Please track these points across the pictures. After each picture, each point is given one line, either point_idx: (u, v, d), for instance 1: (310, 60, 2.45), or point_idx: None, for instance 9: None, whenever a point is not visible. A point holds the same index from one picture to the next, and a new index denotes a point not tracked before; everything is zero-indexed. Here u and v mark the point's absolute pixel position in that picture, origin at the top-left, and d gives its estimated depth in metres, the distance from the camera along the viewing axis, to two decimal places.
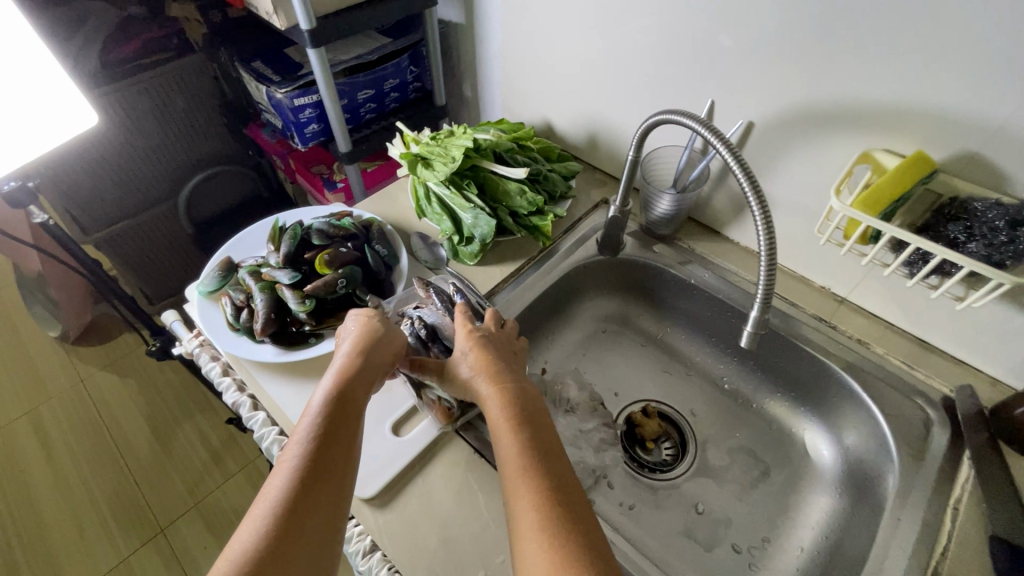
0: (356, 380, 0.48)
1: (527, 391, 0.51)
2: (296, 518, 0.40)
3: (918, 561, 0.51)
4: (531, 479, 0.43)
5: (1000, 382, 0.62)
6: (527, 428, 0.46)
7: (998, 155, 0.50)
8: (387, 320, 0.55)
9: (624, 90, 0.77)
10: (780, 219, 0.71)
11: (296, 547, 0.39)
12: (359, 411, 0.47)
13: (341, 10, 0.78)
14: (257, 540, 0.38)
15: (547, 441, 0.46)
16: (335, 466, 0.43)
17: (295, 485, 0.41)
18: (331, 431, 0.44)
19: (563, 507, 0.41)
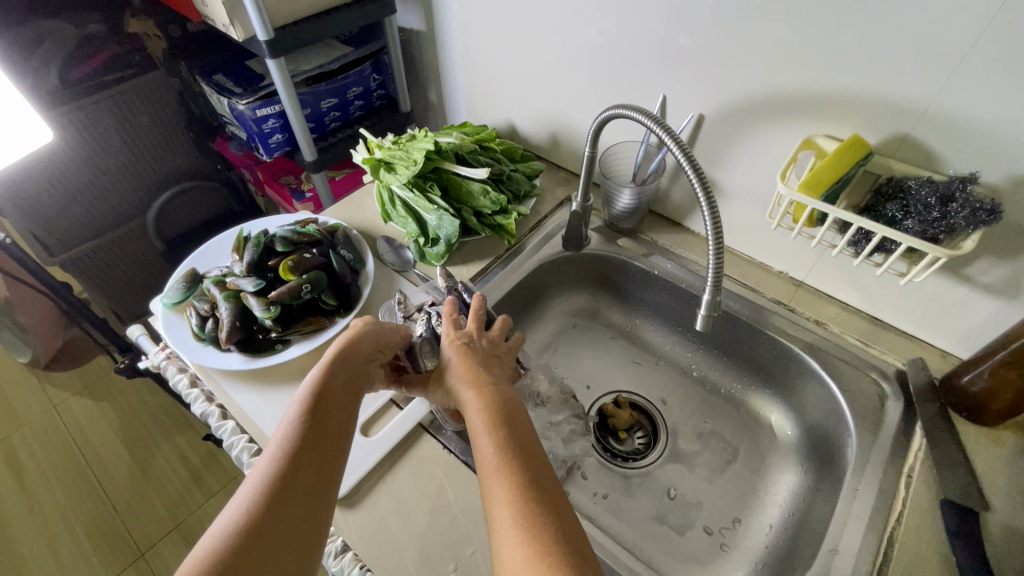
0: (342, 372, 0.49)
1: (509, 393, 0.49)
2: (277, 502, 0.39)
3: (874, 528, 0.53)
4: (510, 470, 0.41)
5: (949, 354, 0.65)
6: (506, 423, 0.46)
7: (927, 135, 0.53)
8: (375, 321, 0.55)
9: (581, 90, 0.79)
10: (735, 208, 0.74)
11: (278, 530, 0.38)
12: (344, 402, 0.47)
13: (299, 20, 0.79)
14: (237, 521, 0.38)
15: (526, 436, 0.45)
16: (319, 453, 0.43)
17: (277, 469, 0.41)
18: (317, 419, 0.45)
19: (545, 503, 0.40)
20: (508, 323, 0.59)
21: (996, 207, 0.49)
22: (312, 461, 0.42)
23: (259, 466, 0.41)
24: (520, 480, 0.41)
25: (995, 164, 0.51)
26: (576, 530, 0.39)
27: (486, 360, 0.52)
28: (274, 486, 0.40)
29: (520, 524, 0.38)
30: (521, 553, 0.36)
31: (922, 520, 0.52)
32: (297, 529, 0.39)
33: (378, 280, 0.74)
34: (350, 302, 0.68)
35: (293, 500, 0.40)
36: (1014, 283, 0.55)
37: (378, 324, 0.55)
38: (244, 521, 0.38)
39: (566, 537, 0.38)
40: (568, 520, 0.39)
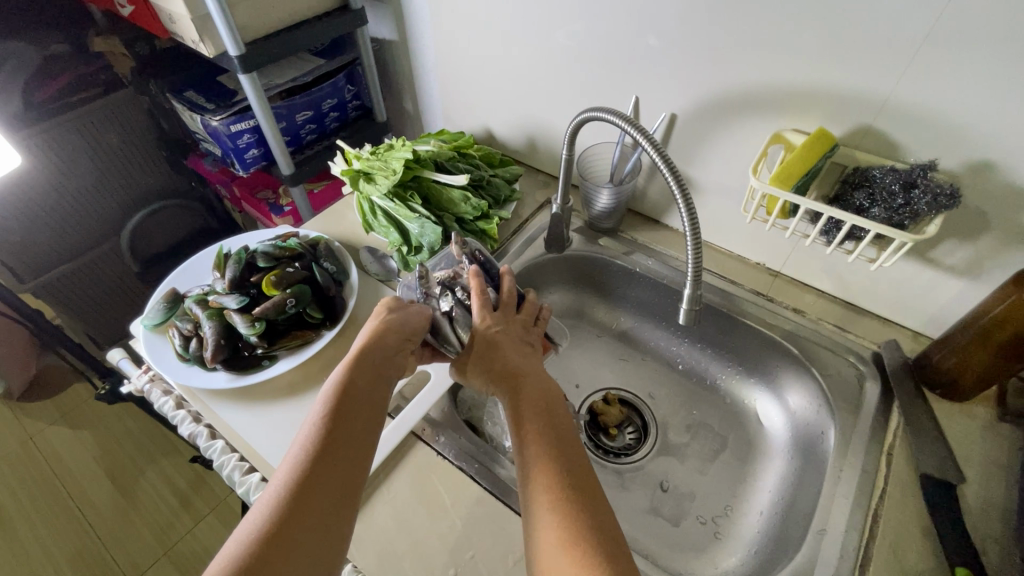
0: (367, 367, 0.49)
1: (541, 378, 0.52)
2: (305, 497, 0.40)
3: (859, 506, 0.55)
4: (542, 460, 0.44)
5: (920, 335, 0.68)
6: (536, 414, 0.48)
7: (888, 126, 0.56)
8: (400, 309, 0.57)
9: (555, 94, 0.80)
10: (712, 202, 0.76)
11: (306, 524, 0.39)
12: (371, 396, 0.48)
13: (270, 34, 0.78)
14: (268, 511, 0.39)
15: (558, 422, 0.47)
16: (346, 444, 0.44)
17: (305, 463, 0.42)
18: (341, 412, 0.45)
19: (579, 488, 0.42)
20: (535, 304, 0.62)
21: (955, 191, 0.51)
22: (340, 456, 0.43)
23: (286, 462, 0.42)
24: (552, 468, 0.43)
25: (952, 152, 0.53)
26: (606, 518, 0.41)
27: (520, 344, 0.56)
28: (302, 480, 0.41)
29: (552, 507, 0.41)
30: (554, 535, 0.39)
31: (905, 496, 0.54)
32: (326, 523, 0.40)
33: (364, 290, 0.74)
34: (336, 313, 0.68)
35: (322, 494, 0.41)
36: (977, 264, 0.58)
37: (404, 312, 0.56)
38: (274, 515, 0.38)
39: (595, 524, 0.40)
40: (599, 509, 0.41)
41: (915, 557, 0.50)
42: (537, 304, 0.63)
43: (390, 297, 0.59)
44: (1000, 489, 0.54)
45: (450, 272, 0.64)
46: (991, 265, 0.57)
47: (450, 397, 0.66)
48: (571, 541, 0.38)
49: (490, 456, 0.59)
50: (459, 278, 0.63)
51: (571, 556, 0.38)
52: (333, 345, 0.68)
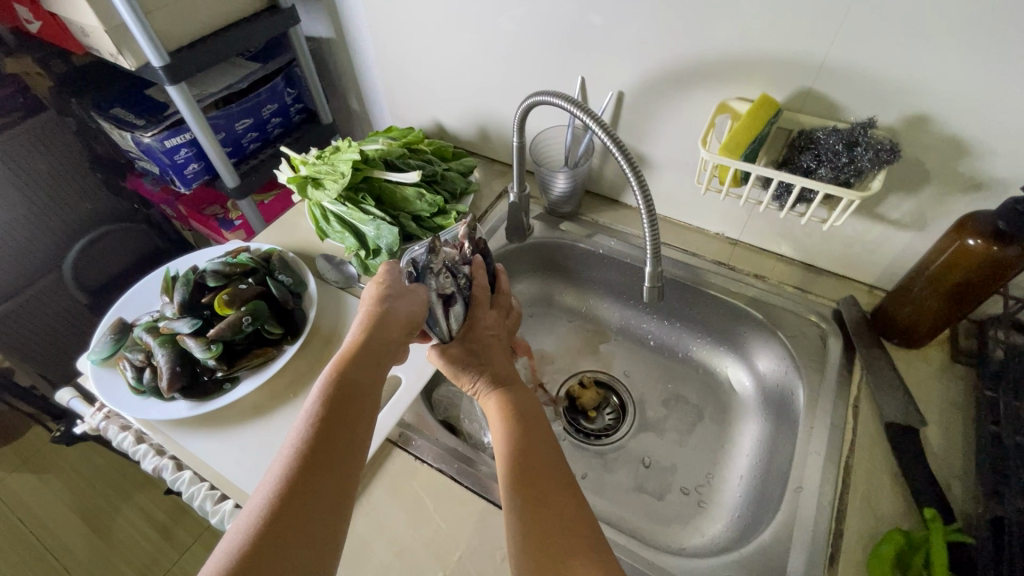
0: (359, 363, 0.49)
1: (526, 390, 0.56)
2: (294, 502, 0.40)
3: (832, 459, 0.56)
4: (530, 465, 0.46)
5: (875, 288, 0.70)
6: (523, 422, 0.51)
7: (827, 88, 0.56)
8: (400, 294, 0.55)
9: (502, 81, 0.79)
10: (667, 177, 0.76)
11: (297, 528, 0.39)
12: (363, 393, 0.48)
13: (196, 40, 0.74)
14: (262, 512, 0.39)
15: (536, 424, 0.51)
16: (339, 443, 0.44)
17: (296, 466, 0.42)
18: (333, 410, 0.45)
19: (562, 486, 0.45)
20: (518, 316, 0.68)
21: (895, 146, 0.52)
22: (331, 458, 0.43)
23: (275, 466, 0.41)
24: (541, 476, 0.45)
25: (889, 107, 0.55)
26: (590, 522, 0.43)
27: (506, 351, 0.62)
28: (292, 485, 0.40)
29: (540, 500, 0.44)
30: (539, 526, 0.42)
31: (873, 447, 0.56)
32: (316, 528, 0.40)
33: (325, 299, 0.72)
34: (296, 327, 0.65)
35: (312, 498, 0.40)
36: (921, 215, 0.60)
37: (404, 296, 0.55)
38: (262, 522, 0.38)
39: (580, 528, 0.42)
40: (584, 514, 0.43)
41: (887, 502, 0.52)
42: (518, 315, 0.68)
43: (389, 274, 0.56)
44: (959, 428, 0.57)
45: (451, 248, 0.61)
46: (934, 215, 0.59)
47: (423, 399, 0.65)
48: (558, 545, 0.40)
49: (469, 454, 0.58)
50: (460, 262, 0.61)
51: (557, 544, 0.40)
52: (297, 359, 0.66)
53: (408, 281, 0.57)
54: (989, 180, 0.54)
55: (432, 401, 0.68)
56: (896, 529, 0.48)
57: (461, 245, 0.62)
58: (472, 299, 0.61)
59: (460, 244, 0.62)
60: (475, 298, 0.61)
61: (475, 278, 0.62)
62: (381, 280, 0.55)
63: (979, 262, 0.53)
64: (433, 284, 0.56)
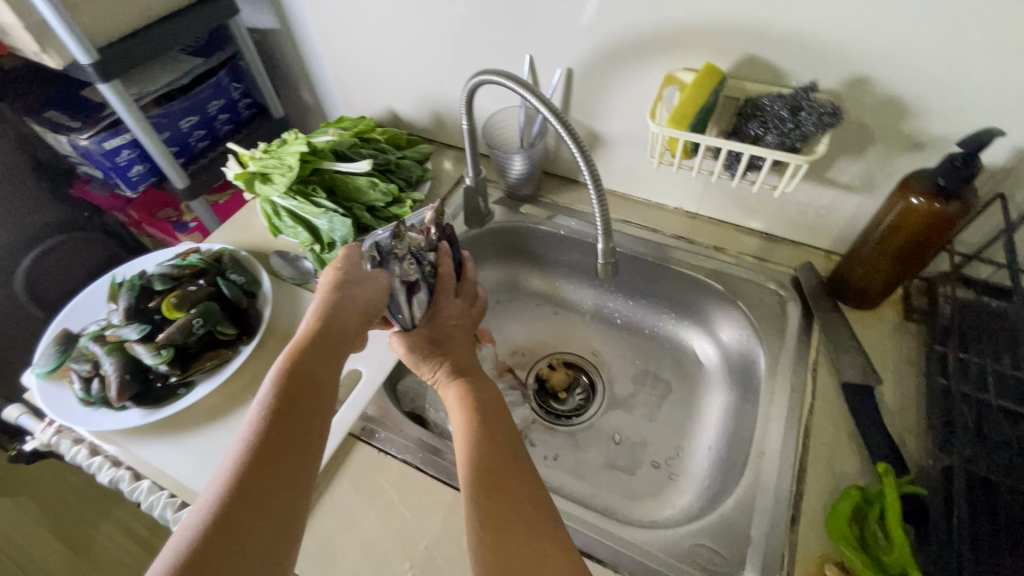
0: (314, 352, 0.48)
1: (487, 380, 0.55)
2: (248, 493, 0.39)
3: (791, 422, 0.57)
4: (487, 454, 0.46)
5: (832, 253, 0.71)
6: (482, 411, 0.50)
7: (770, 54, 0.56)
8: (358, 281, 0.54)
9: (452, 63, 0.77)
10: (623, 154, 0.75)
11: (252, 519, 0.38)
12: (318, 383, 0.47)
13: (127, 35, 0.71)
14: (212, 507, 0.38)
15: (495, 413, 0.51)
16: (293, 434, 0.43)
17: (248, 459, 0.41)
18: (287, 401, 0.44)
19: (519, 472, 0.45)
20: (484, 304, 0.67)
21: (837, 109, 0.53)
22: (287, 448, 0.42)
23: (228, 458, 0.40)
24: (498, 463, 0.45)
25: (831, 70, 0.55)
26: (547, 505, 0.43)
27: (470, 341, 0.61)
28: (245, 476, 0.39)
29: (495, 487, 0.43)
30: (494, 514, 0.42)
31: (831, 408, 0.57)
32: (272, 519, 0.39)
33: (281, 298, 0.70)
34: (251, 326, 0.64)
35: (267, 489, 0.40)
36: (869, 177, 0.61)
37: (363, 283, 0.54)
38: (214, 515, 0.37)
39: (536, 513, 0.42)
40: (540, 499, 0.43)
41: (845, 461, 0.53)
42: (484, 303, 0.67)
43: (348, 261, 0.55)
44: (912, 384, 0.58)
45: (418, 233, 0.60)
46: (881, 176, 0.60)
47: (386, 391, 0.64)
48: (511, 535, 0.40)
49: (434, 443, 0.58)
50: (426, 248, 0.60)
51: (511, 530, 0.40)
52: (255, 359, 0.65)
53: (370, 266, 0.56)
54: (931, 139, 0.55)
55: (397, 393, 0.67)
56: (853, 487, 0.49)
57: (427, 231, 0.61)
58: (436, 287, 0.61)
59: (426, 230, 0.61)
60: (439, 286, 0.61)
61: (441, 266, 0.61)
62: (338, 267, 0.54)
63: (923, 219, 0.54)
64: (395, 270, 0.56)
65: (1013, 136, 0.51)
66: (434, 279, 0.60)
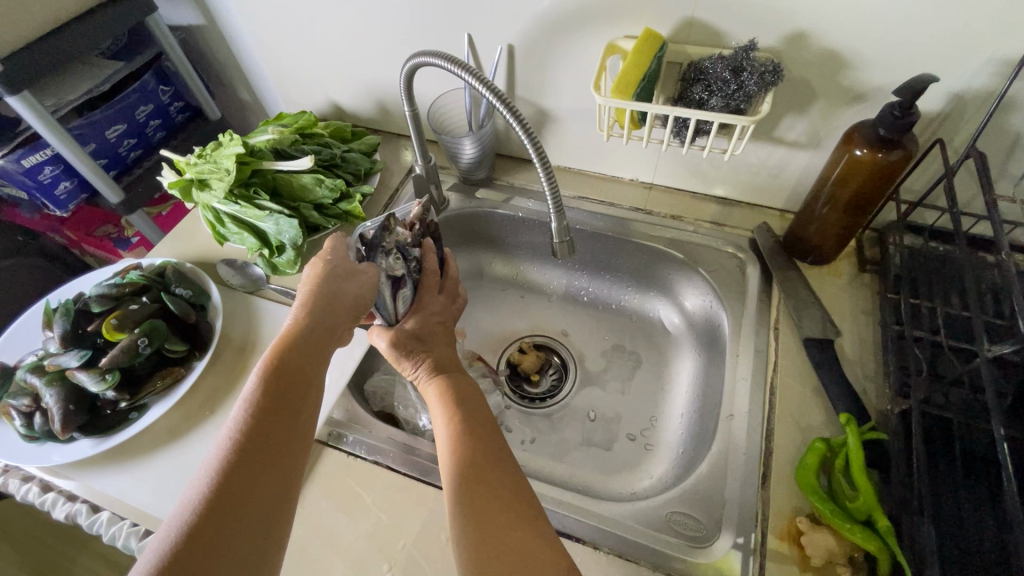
0: (301, 347, 0.46)
1: (468, 379, 0.53)
2: (230, 498, 0.37)
3: (757, 382, 0.58)
4: (470, 450, 0.44)
5: (786, 212, 0.72)
6: (463, 408, 0.49)
7: (707, 15, 0.56)
8: (347, 274, 0.51)
9: (390, 49, 0.74)
10: (574, 128, 0.74)
11: (236, 521, 0.36)
12: (304, 380, 0.45)
13: (32, 41, 0.66)
14: (193, 508, 0.36)
15: (477, 409, 0.49)
16: (277, 434, 0.41)
17: (231, 458, 0.38)
18: (272, 398, 0.42)
19: (506, 466, 0.44)
20: (464, 296, 0.64)
21: (776, 67, 0.52)
22: (271, 450, 0.40)
23: (211, 456, 0.38)
24: (484, 457, 0.44)
25: (769, 29, 0.54)
26: (532, 502, 0.42)
27: (452, 338, 0.58)
28: (226, 479, 0.37)
29: (483, 479, 0.42)
30: (478, 506, 0.40)
31: (794, 364, 0.58)
32: (256, 525, 0.37)
33: (232, 309, 0.67)
34: (203, 340, 0.61)
35: (251, 492, 0.38)
36: (815, 133, 0.61)
37: (351, 277, 0.51)
38: (197, 516, 0.35)
39: (523, 509, 0.40)
40: (529, 503, 0.41)
41: (810, 414, 0.54)
42: (464, 297, 0.65)
43: (335, 253, 0.53)
44: (868, 333, 0.59)
45: (405, 228, 0.57)
46: (826, 131, 0.60)
47: (352, 393, 0.62)
48: (496, 539, 0.38)
49: (404, 441, 0.56)
50: (411, 242, 0.57)
51: (497, 521, 0.39)
52: (210, 374, 0.62)
53: (356, 259, 0.53)
54: (869, 91, 0.55)
55: (365, 394, 0.65)
56: (817, 440, 0.50)
57: (412, 226, 0.58)
58: (419, 283, 0.58)
59: (411, 224, 0.58)
60: (421, 282, 0.59)
61: (426, 262, 0.59)
62: (325, 259, 0.52)
63: (867, 170, 0.54)
64: (382, 264, 0.52)
65: (946, 81, 0.52)
66: (417, 274, 0.58)
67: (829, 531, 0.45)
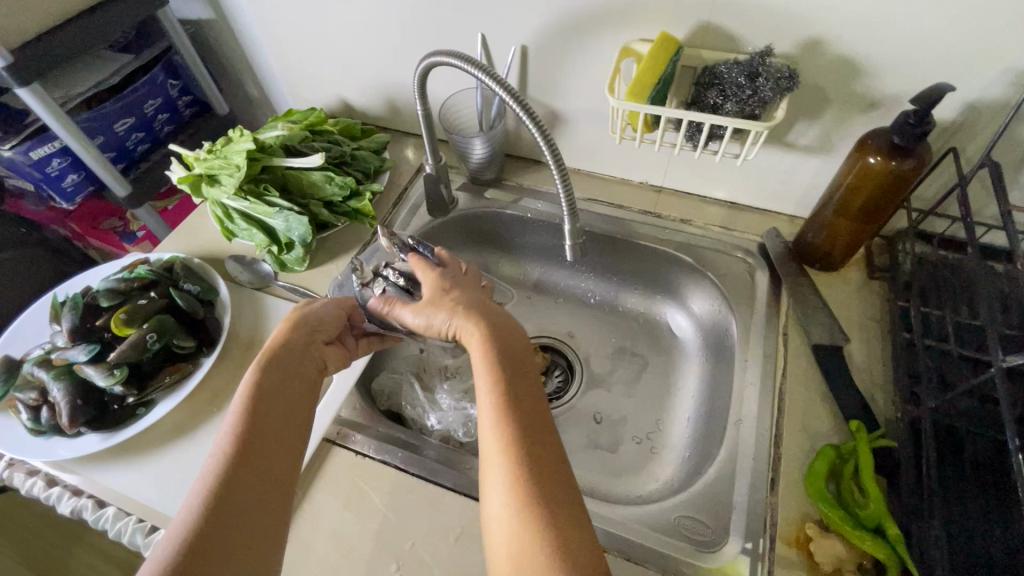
0: (281, 376, 0.48)
1: (509, 319, 0.51)
2: (223, 517, 0.38)
3: (766, 387, 0.58)
4: (512, 414, 0.42)
5: (795, 218, 0.72)
6: (506, 363, 0.45)
7: (723, 20, 0.56)
8: (315, 318, 0.54)
9: (402, 47, 0.74)
10: (584, 130, 0.74)
11: (226, 539, 0.37)
12: (287, 408, 0.46)
13: (43, 33, 0.65)
14: (186, 528, 0.37)
15: (519, 366, 0.46)
16: (262, 457, 0.42)
17: (220, 480, 0.40)
18: (256, 423, 0.43)
19: (546, 437, 0.41)
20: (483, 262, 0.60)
21: (792, 73, 0.52)
22: (258, 469, 0.41)
23: (201, 478, 0.40)
24: (527, 423, 0.42)
25: (786, 35, 0.54)
26: (570, 478, 0.40)
27: (479, 292, 0.54)
28: (217, 499, 0.38)
29: (527, 446, 0.40)
30: (522, 475, 0.38)
31: (803, 370, 0.58)
32: (250, 540, 0.38)
33: (240, 304, 0.67)
34: (211, 336, 0.61)
35: (242, 510, 0.39)
36: (827, 139, 0.61)
37: (319, 321, 0.54)
38: (190, 533, 0.36)
39: (562, 486, 0.39)
40: (561, 464, 0.40)
41: (819, 420, 0.54)
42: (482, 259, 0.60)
43: (311, 302, 0.56)
44: (878, 341, 0.59)
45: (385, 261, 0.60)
46: (838, 137, 0.60)
47: (359, 391, 0.62)
48: (528, 501, 0.37)
49: (412, 441, 0.57)
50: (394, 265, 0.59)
51: (538, 493, 0.38)
52: (217, 370, 0.62)
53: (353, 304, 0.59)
54: (883, 98, 0.55)
55: (372, 392, 0.65)
56: (827, 446, 0.50)
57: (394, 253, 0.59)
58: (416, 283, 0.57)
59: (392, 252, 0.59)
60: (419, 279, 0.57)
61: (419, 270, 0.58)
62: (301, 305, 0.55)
63: (880, 178, 0.55)
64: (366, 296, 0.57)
65: (960, 91, 0.52)
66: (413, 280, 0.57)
67: (838, 538, 0.45)
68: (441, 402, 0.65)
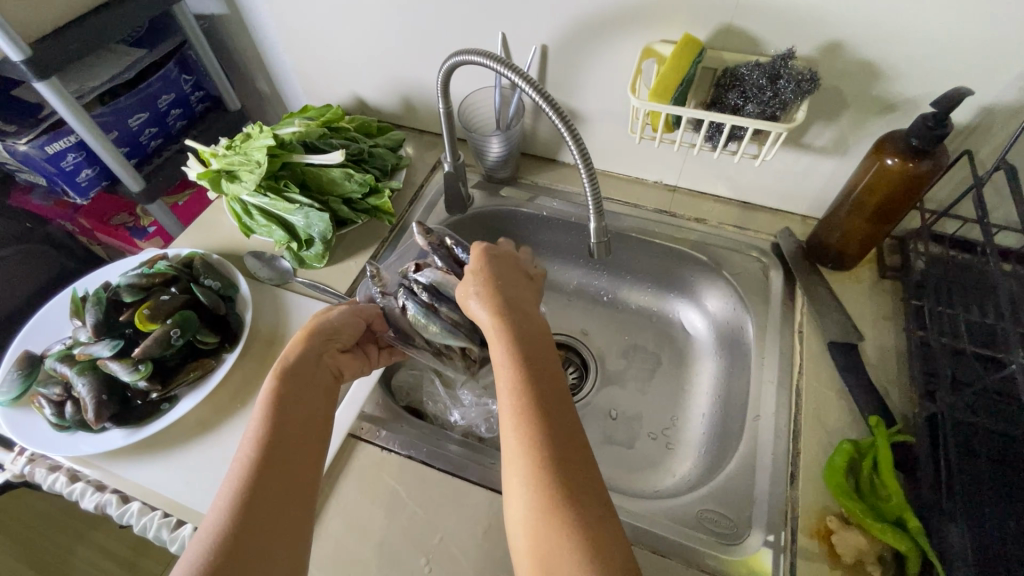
0: (300, 382, 0.48)
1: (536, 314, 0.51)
2: (253, 521, 0.39)
3: (784, 384, 0.59)
4: (534, 415, 0.42)
5: (808, 218, 0.73)
6: (530, 362, 0.45)
7: (745, 23, 0.56)
8: (328, 326, 0.53)
9: (421, 46, 0.75)
10: (601, 129, 0.75)
11: (258, 541, 0.38)
12: (306, 412, 0.47)
13: (62, 27, 0.65)
14: (220, 531, 0.38)
15: (544, 365, 0.46)
16: (286, 460, 0.43)
17: (247, 484, 0.40)
18: (278, 427, 0.44)
19: (569, 436, 0.42)
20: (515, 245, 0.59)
21: (813, 75, 0.53)
22: (283, 472, 0.42)
23: (228, 483, 0.41)
24: (551, 422, 0.42)
25: (807, 38, 0.55)
26: (595, 475, 0.41)
27: (516, 280, 0.54)
28: (246, 503, 0.39)
29: (550, 447, 0.40)
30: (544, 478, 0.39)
31: (819, 366, 0.59)
32: (280, 540, 0.39)
33: (259, 301, 0.67)
34: (233, 332, 0.61)
35: (271, 512, 0.40)
36: (843, 141, 0.62)
37: (332, 330, 0.53)
38: (223, 536, 0.38)
39: (585, 484, 0.40)
40: (586, 465, 0.41)
41: (837, 416, 0.56)
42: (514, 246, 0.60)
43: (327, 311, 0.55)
44: (891, 338, 0.61)
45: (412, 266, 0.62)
46: (854, 139, 0.61)
47: (382, 386, 0.63)
48: (555, 502, 0.38)
49: (436, 438, 0.57)
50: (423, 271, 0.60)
51: (560, 492, 0.38)
52: (238, 366, 0.62)
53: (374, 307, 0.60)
54: (900, 101, 0.57)
55: (392, 388, 0.66)
56: (846, 441, 0.51)
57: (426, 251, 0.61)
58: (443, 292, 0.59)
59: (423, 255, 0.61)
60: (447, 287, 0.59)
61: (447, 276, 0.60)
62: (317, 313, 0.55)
63: (897, 179, 0.56)
64: (390, 304, 0.59)
65: (976, 95, 0.53)
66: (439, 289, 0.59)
67: (859, 530, 0.46)
68: (463, 398, 0.64)
